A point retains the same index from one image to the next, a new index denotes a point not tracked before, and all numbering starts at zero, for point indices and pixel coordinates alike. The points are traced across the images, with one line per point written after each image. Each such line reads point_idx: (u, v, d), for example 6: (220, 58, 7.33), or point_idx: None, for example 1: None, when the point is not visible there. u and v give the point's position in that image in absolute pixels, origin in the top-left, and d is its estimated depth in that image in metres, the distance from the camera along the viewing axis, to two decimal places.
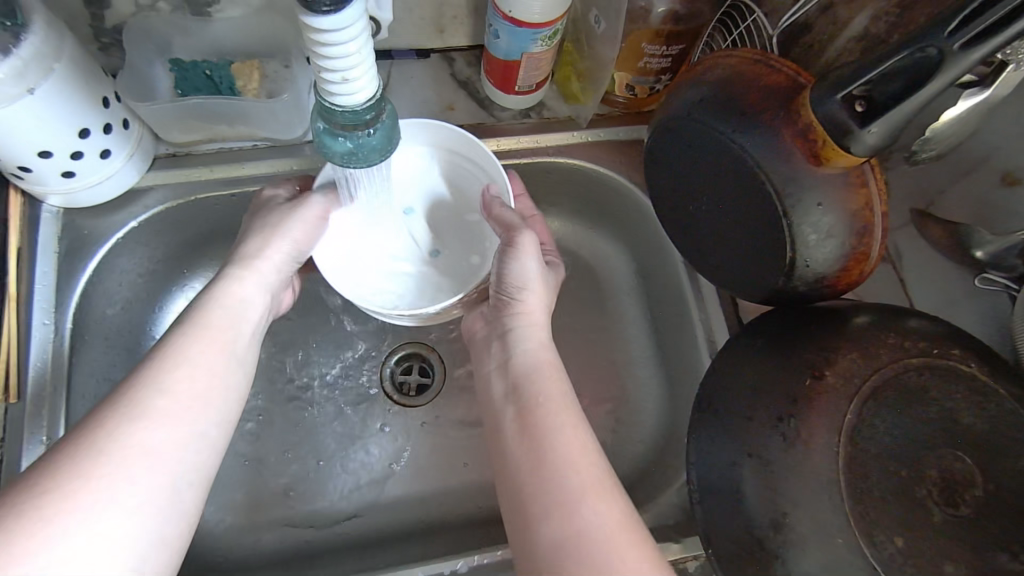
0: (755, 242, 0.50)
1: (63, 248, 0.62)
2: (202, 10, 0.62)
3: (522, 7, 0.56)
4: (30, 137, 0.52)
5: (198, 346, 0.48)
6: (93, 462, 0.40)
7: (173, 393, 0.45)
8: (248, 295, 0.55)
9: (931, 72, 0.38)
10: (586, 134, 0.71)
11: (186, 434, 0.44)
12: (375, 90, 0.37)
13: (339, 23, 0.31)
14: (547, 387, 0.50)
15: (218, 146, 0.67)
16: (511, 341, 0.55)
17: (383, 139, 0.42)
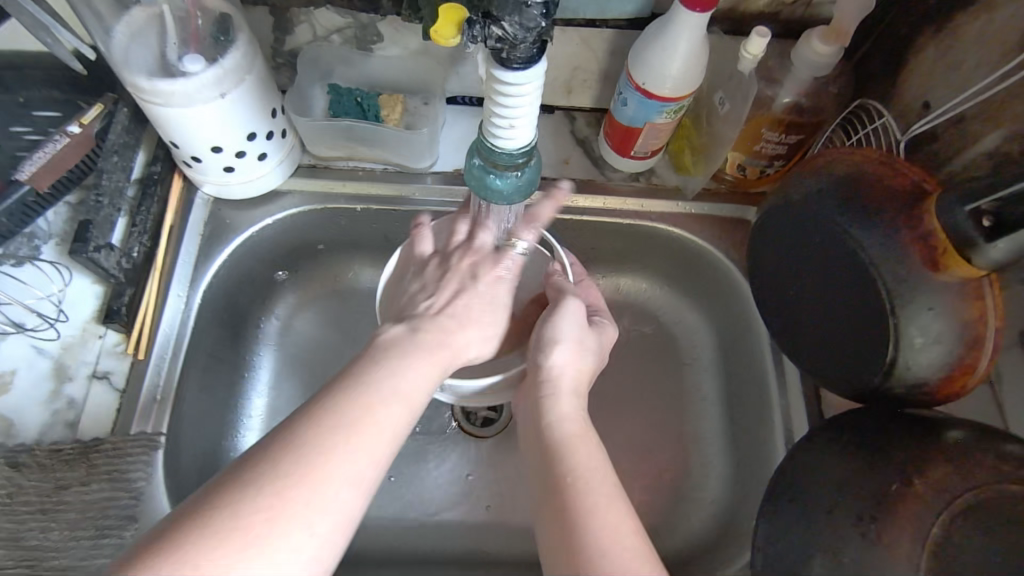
0: (858, 336, 0.50)
1: (206, 233, 0.70)
2: (367, 46, 0.70)
3: (656, 80, 0.60)
4: (211, 133, 0.60)
5: (390, 380, 0.47)
6: (279, 491, 0.40)
7: (362, 423, 0.44)
8: (455, 343, 0.54)
9: None
10: (690, 206, 0.74)
11: (360, 461, 0.43)
12: (531, 138, 0.41)
13: (523, 75, 0.36)
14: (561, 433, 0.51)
15: (354, 164, 0.73)
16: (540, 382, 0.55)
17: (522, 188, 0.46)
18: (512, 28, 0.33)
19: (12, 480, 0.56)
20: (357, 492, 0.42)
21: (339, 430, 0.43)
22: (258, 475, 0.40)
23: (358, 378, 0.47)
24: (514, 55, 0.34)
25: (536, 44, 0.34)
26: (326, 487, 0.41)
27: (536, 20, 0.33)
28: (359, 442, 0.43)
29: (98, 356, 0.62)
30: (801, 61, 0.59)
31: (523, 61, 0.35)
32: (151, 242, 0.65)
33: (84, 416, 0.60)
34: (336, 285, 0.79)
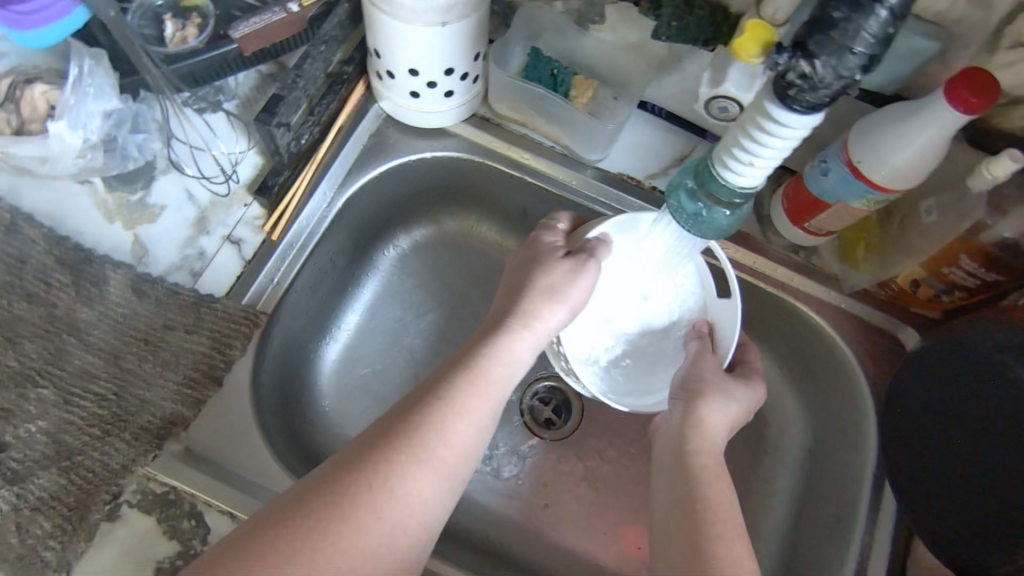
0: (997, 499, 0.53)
1: (368, 145, 0.71)
2: (585, 23, 0.68)
3: (875, 162, 0.55)
4: (416, 55, 0.60)
5: (475, 397, 0.48)
6: (376, 493, 0.42)
7: (450, 439, 0.46)
8: (495, 376, 0.50)
9: None
10: (842, 299, 0.68)
11: (447, 474, 0.45)
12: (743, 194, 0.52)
13: (797, 118, 0.39)
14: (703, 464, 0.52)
15: (525, 132, 0.72)
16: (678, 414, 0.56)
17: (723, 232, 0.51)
18: (822, 71, 0.36)
19: (130, 304, 0.59)
20: (439, 508, 0.44)
21: (431, 441, 0.45)
22: (348, 477, 0.42)
23: (409, 423, 0.45)
24: (803, 97, 0.37)
25: (830, 96, 0.37)
26: (415, 498, 0.43)
27: (848, 74, 0.36)
28: (451, 448, 0.46)
29: (237, 222, 0.65)
30: None
31: (807, 105, 0.38)
32: (319, 135, 0.67)
33: (208, 271, 0.63)
34: (460, 239, 0.80)
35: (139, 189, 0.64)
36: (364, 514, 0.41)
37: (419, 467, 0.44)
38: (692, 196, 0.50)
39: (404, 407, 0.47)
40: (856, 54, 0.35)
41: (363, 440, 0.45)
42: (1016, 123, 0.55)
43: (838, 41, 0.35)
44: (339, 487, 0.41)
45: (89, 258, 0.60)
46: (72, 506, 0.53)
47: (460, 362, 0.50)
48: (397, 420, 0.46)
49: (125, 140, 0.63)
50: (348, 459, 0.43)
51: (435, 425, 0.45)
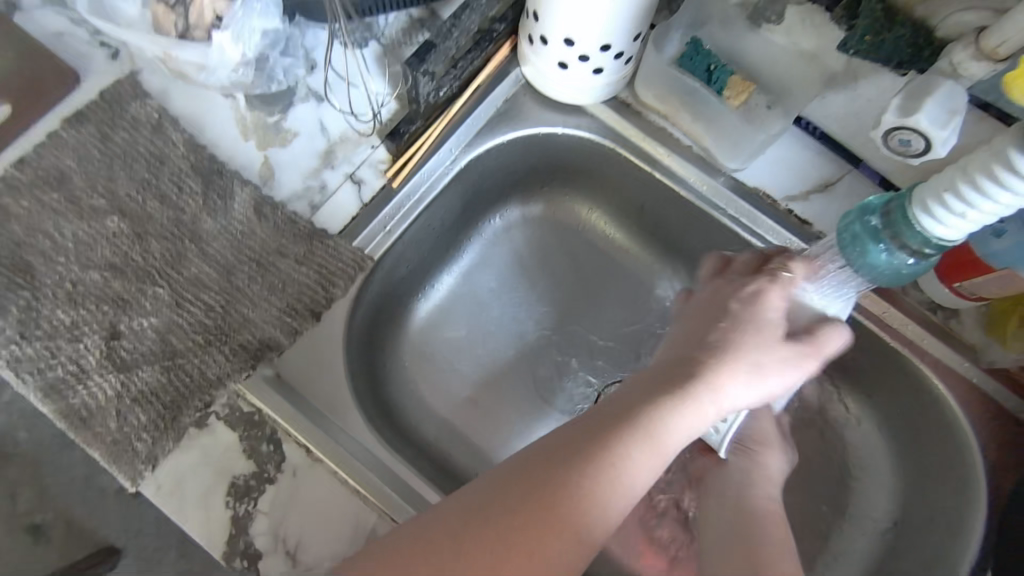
0: None
1: (501, 109, 0.69)
2: (758, 22, 0.63)
3: None
4: (576, 26, 0.57)
5: (636, 470, 0.42)
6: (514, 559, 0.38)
7: (598, 511, 0.40)
8: (666, 446, 0.43)
9: None
10: (976, 373, 0.62)
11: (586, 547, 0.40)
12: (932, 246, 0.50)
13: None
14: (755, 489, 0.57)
15: (665, 126, 0.68)
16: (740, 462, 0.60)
17: (891, 277, 0.53)
18: None
19: (251, 224, 0.61)
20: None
21: (579, 514, 0.40)
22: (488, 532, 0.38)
23: (559, 492, 0.40)
24: None
25: None
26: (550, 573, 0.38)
27: None
28: (596, 522, 0.40)
29: (362, 162, 0.64)
30: None
31: None
32: (456, 90, 0.66)
33: (325, 207, 0.63)
34: (578, 227, 0.77)
35: (277, 112, 0.65)
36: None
37: (561, 541, 0.39)
38: (873, 237, 0.52)
39: (560, 464, 0.41)
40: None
41: (513, 498, 0.40)
42: None
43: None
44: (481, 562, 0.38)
45: (221, 170, 0.62)
46: (167, 405, 0.55)
47: (630, 417, 0.43)
48: (551, 480, 0.40)
49: (274, 62, 0.63)
50: (489, 519, 0.39)
51: (588, 502, 0.40)
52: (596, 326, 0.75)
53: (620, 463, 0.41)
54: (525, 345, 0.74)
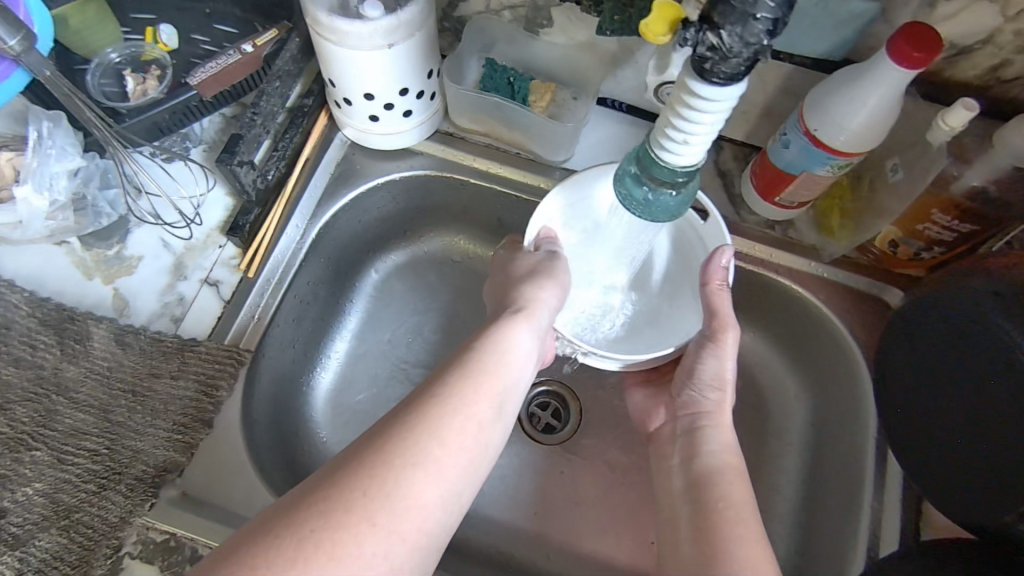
0: (990, 468, 0.50)
1: (335, 173, 0.71)
2: (534, 28, 0.68)
3: (832, 129, 0.55)
4: (368, 80, 0.61)
5: (480, 398, 0.48)
6: (376, 489, 0.40)
7: (451, 439, 0.45)
8: (497, 375, 0.50)
9: None
10: (823, 269, 0.68)
11: (448, 476, 0.44)
12: (699, 162, 0.44)
13: (719, 92, 0.38)
14: (733, 488, 0.52)
15: (490, 142, 0.73)
16: (699, 445, 0.57)
17: (671, 216, 0.49)
18: (730, 41, 0.35)
19: (115, 358, 0.60)
20: (451, 506, 0.44)
21: (436, 433, 0.44)
22: (360, 462, 0.41)
23: (419, 421, 0.44)
24: (717, 68, 0.37)
25: (746, 62, 0.36)
26: (417, 495, 0.42)
27: (757, 39, 0.35)
28: (453, 448, 0.45)
29: (214, 263, 0.65)
30: (1004, 146, 0.52)
31: (722, 77, 0.37)
32: (285, 170, 0.68)
33: (189, 315, 0.63)
34: (458, 255, 0.80)
35: (116, 243, 0.65)
36: (375, 501, 0.40)
37: (426, 450, 0.43)
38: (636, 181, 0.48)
39: (407, 405, 0.46)
40: (760, 19, 0.34)
41: (343, 483, 0.40)
42: (969, 72, 0.56)
43: (740, 9, 0.34)
44: (362, 481, 0.40)
45: (72, 315, 0.61)
46: (73, 563, 0.53)
47: (460, 359, 0.50)
48: (354, 487, 0.40)
49: (95, 197, 0.64)
50: (368, 458, 0.42)
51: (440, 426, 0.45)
52: None
53: (429, 459, 0.43)
54: None
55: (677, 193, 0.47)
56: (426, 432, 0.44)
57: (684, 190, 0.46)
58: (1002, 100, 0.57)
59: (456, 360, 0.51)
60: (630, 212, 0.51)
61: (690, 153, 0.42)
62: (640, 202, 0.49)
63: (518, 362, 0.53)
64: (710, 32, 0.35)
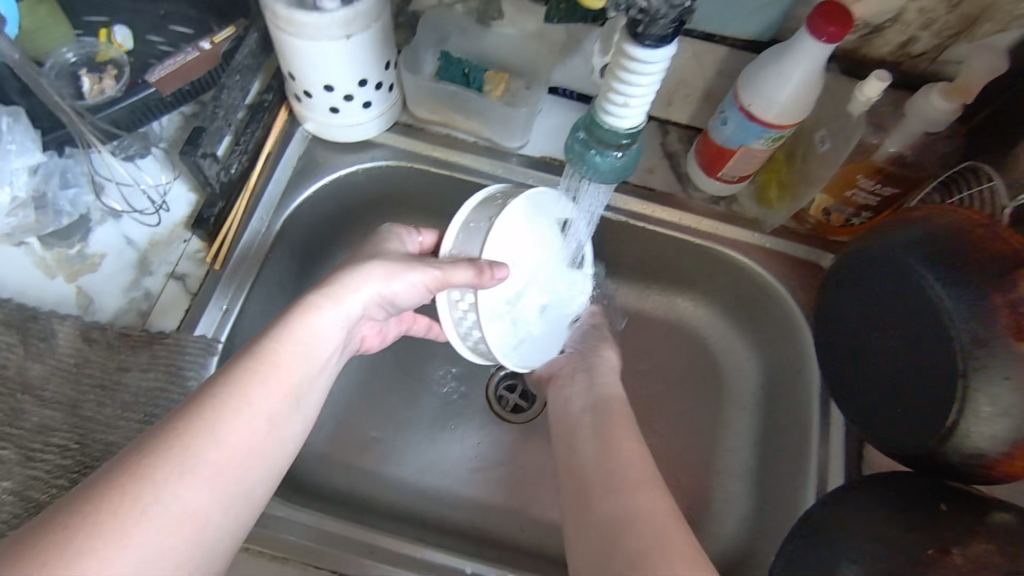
0: (913, 406, 0.51)
1: (298, 166, 0.73)
2: (486, 21, 0.70)
3: (763, 103, 0.59)
4: (327, 71, 0.63)
5: (263, 390, 0.48)
6: (138, 499, 0.39)
7: (223, 435, 0.44)
8: (288, 366, 0.50)
9: None
10: (765, 240, 0.73)
11: (225, 481, 0.44)
12: (640, 121, 0.49)
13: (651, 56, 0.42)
14: (622, 431, 0.61)
15: (449, 132, 0.76)
16: (594, 374, 0.70)
17: (618, 170, 0.55)
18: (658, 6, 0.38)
19: (83, 353, 0.60)
20: (228, 513, 0.44)
21: (208, 432, 0.44)
22: (123, 467, 0.40)
23: (194, 422, 0.44)
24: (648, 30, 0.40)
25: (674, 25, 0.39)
26: (179, 503, 0.41)
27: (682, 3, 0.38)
28: (229, 445, 0.44)
29: (179, 258, 0.66)
30: (915, 113, 0.58)
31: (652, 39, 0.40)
32: (248, 163, 0.69)
33: (156, 309, 0.64)
34: None
35: (77, 242, 0.65)
36: (134, 509, 0.39)
37: (199, 450, 0.43)
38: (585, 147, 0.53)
39: (185, 405, 0.45)
40: None
41: (108, 494, 0.39)
42: (883, 49, 0.61)
43: None
44: (127, 489, 0.39)
45: (35, 314, 0.61)
46: None
47: (248, 348, 0.49)
48: (121, 484, 0.39)
49: (55, 196, 0.64)
50: (134, 463, 0.41)
51: (214, 426, 0.44)
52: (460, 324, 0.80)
53: (201, 463, 0.42)
54: (401, 366, 0.78)
55: (623, 152, 0.53)
56: (203, 440, 0.43)
57: (629, 148, 0.52)
58: (912, 73, 0.63)
59: (244, 351, 0.49)
60: (580, 171, 0.56)
61: (632, 114, 0.48)
62: (590, 164, 0.54)
63: (317, 352, 0.52)
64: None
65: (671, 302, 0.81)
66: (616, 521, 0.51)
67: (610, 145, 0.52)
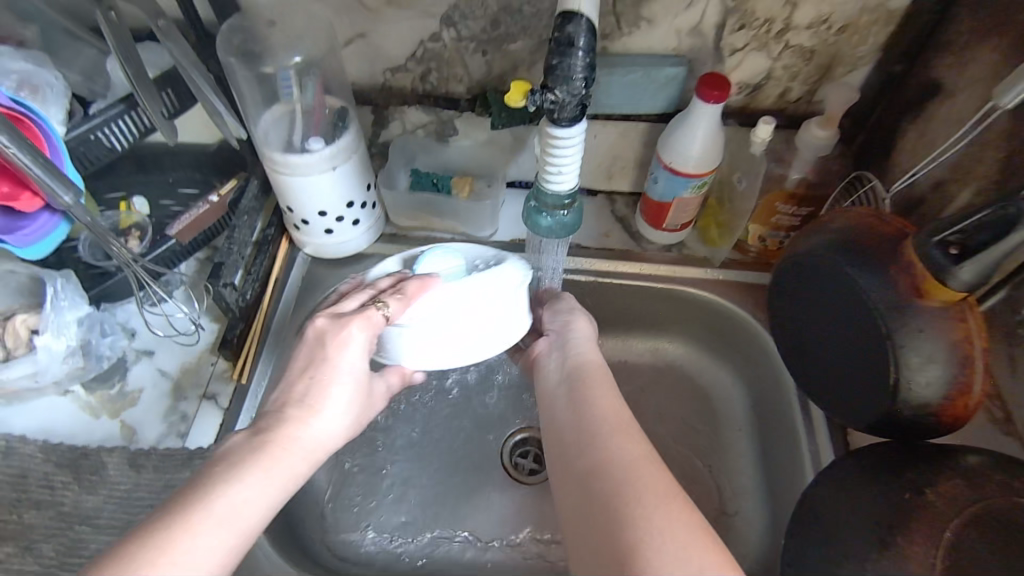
0: (865, 378, 0.58)
1: (304, 285, 0.83)
2: (445, 138, 0.85)
3: (681, 159, 0.72)
4: (320, 199, 0.75)
5: (217, 517, 0.45)
6: None
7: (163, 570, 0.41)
8: (252, 491, 0.48)
9: (1010, 223, 0.45)
10: (717, 273, 0.82)
11: None
12: (575, 184, 0.58)
13: (569, 131, 0.52)
14: (598, 373, 0.59)
15: (429, 234, 0.87)
16: (568, 341, 0.63)
17: (568, 228, 0.64)
18: (565, 96, 0.48)
19: (130, 479, 0.66)
20: None
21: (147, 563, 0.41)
22: None
23: (141, 550, 0.42)
24: (562, 114, 0.50)
25: (578, 107, 0.49)
26: None
27: (580, 91, 0.48)
28: None
29: (209, 379, 0.74)
30: (805, 144, 0.70)
31: (567, 120, 0.50)
32: (260, 288, 0.78)
33: (193, 428, 0.71)
34: None
35: (117, 381, 0.73)
36: None
37: None
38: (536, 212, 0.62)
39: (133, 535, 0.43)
40: (578, 78, 0.48)
41: None
42: (766, 102, 0.75)
43: (562, 75, 0.47)
44: None
45: (85, 451, 0.67)
46: None
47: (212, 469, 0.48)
48: None
49: (97, 343, 0.73)
50: None
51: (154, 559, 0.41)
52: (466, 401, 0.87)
53: None
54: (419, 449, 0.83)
55: (568, 212, 0.62)
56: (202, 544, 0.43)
57: (573, 207, 0.61)
58: (797, 115, 0.76)
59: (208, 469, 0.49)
60: (537, 233, 0.65)
61: (567, 178, 0.57)
62: (541, 226, 0.63)
63: (282, 472, 0.51)
64: (548, 93, 0.49)
65: (652, 346, 0.88)
66: (594, 468, 0.48)
67: (556, 207, 0.61)
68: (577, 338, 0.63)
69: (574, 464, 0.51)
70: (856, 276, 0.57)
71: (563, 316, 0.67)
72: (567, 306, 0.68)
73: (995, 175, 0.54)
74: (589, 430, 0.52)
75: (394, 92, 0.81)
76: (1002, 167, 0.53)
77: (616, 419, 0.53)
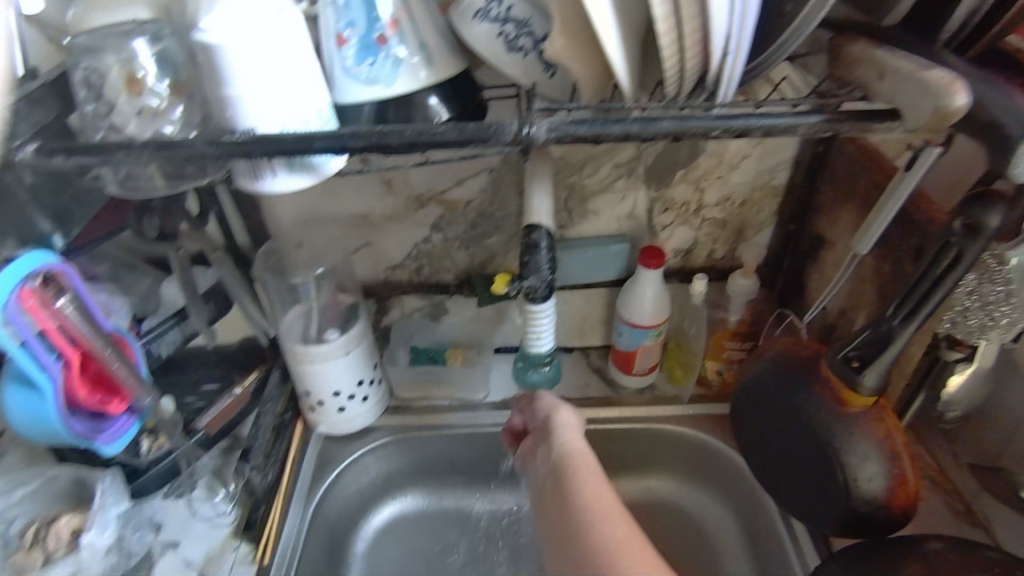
0: (821, 484, 0.66)
1: (319, 462, 0.91)
2: (438, 317, 0.98)
3: (637, 311, 0.86)
4: (334, 381, 0.85)
5: None
6: None
7: None
8: None
9: (886, 338, 0.58)
10: (688, 407, 0.93)
11: None
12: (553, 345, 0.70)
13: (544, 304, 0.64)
14: (582, 458, 0.62)
15: (430, 402, 0.97)
16: (551, 438, 0.66)
17: (550, 378, 0.76)
18: (537, 282, 0.61)
19: None
20: None
21: None
22: None
23: None
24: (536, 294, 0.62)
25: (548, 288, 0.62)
26: None
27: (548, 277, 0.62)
28: None
29: (232, 566, 0.77)
30: (735, 291, 0.85)
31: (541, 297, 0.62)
32: (279, 469, 0.86)
33: None
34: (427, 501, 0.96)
35: None
36: None
37: None
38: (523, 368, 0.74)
39: None
40: (544, 268, 0.61)
41: None
42: (699, 261, 0.93)
43: (534, 268, 0.61)
44: None
45: None
46: None
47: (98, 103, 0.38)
48: None
49: (129, 539, 0.77)
50: None
51: None
52: (476, 559, 0.91)
53: None
54: None
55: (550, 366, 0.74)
56: None
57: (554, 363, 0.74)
58: (725, 269, 0.94)
59: None
60: (524, 384, 0.77)
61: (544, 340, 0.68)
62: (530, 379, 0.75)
63: None
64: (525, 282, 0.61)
65: (643, 484, 0.95)
66: (585, 559, 0.51)
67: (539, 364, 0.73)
68: (562, 429, 0.67)
69: (567, 552, 0.53)
70: (795, 392, 0.68)
71: (545, 407, 0.71)
72: (547, 401, 0.72)
73: (877, 300, 0.69)
74: (580, 519, 0.55)
75: (393, 285, 0.97)
76: (879, 294, 0.69)
77: (606, 503, 0.56)
